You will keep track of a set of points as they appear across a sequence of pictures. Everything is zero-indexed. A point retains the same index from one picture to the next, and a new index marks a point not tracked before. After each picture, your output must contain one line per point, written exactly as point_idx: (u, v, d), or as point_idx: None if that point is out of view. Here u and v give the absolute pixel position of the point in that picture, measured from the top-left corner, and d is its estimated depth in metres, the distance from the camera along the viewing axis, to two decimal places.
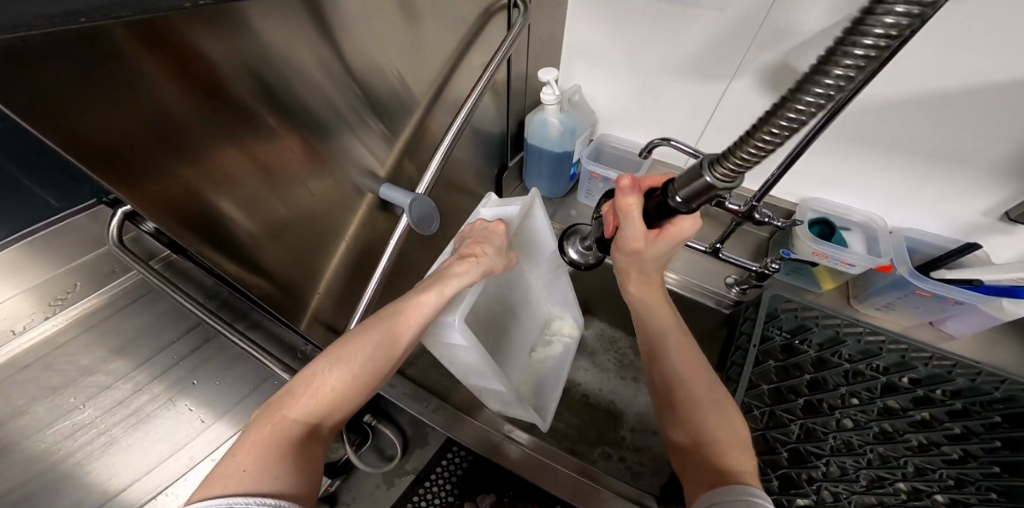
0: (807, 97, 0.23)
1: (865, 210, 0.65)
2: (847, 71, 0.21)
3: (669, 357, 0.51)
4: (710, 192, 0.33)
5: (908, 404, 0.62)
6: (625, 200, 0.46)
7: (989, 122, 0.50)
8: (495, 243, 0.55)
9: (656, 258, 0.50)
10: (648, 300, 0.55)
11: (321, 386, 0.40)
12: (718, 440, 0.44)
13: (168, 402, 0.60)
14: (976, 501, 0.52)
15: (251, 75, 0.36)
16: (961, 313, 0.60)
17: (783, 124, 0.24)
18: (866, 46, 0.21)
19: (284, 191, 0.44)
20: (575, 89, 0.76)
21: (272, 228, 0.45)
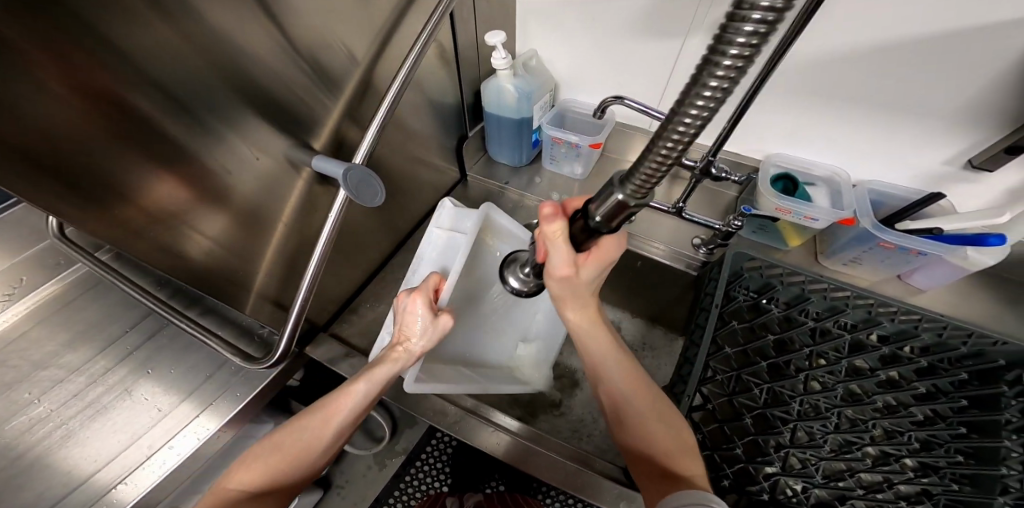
0: (698, 103, 0.22)
1: (831, 163, 0.65)
2: (718, 86, 0.21)
3: (612, 378, 0.50)
4: (625, 211, 0.32)
5: (876, 363, 0.59)
6: (550, 228, 0.42)
7: (949, 67, 0.50)
8: (416, 328, 0.50)
9: (591, 283, 0.47)
10: (590, 330, 0.51)
11: (254, 467, 0.44)
12: (664, 450, 0.46)
13: (125, 393, 0.63)
14: (946, 464, 0.51)
15: (201, 59, 0.37)
16: (927, 265, 0.59)
17: (673, 139, 0.24)
18: (731, 57, 0.20)
19: (237, 164, 0.44)
20: (531, 53, 0.74)
21: (210, 212, 0.44)
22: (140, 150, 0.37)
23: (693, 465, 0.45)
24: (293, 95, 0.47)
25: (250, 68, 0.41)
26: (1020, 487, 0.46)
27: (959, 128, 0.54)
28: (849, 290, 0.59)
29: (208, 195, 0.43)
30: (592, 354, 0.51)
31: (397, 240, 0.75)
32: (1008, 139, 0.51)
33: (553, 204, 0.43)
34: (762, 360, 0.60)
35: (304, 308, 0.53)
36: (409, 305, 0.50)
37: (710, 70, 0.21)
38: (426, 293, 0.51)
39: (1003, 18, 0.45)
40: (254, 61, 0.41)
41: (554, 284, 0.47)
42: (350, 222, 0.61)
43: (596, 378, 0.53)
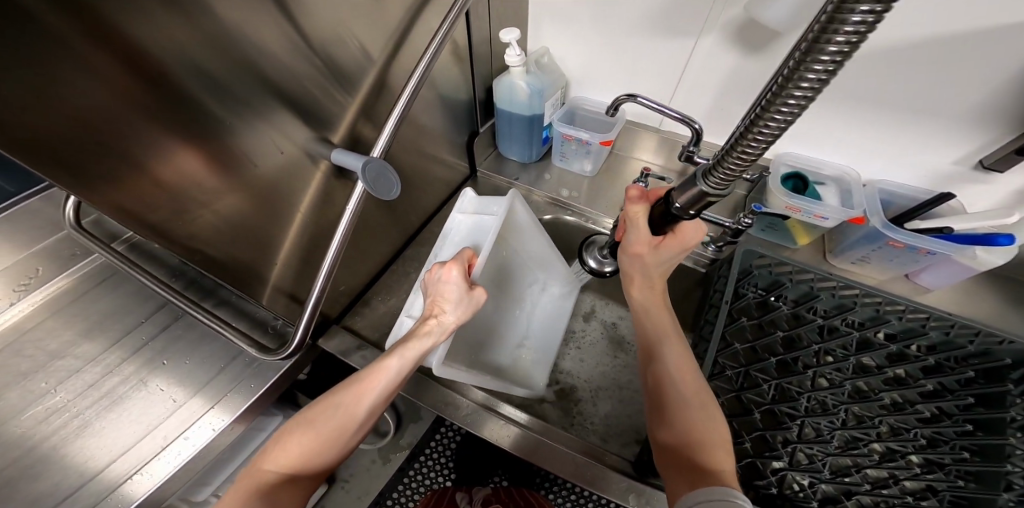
0: (782, 109, 0.28)
1: (840, 163, 0.65)
2: (804, 93, 0.27)
3: (665, 362, 0.50)
4: (703, 199, 0.40)
5: (883, 360, 0.60)
6: (633, 208, 0.54)
7: (960, 70, 0.51)
8: (451, 295, 0.52)
9: (664, 265, 0.53)
10: (650, 305, 0.55)
11: (291, 443, 0.45)
12: (706, 439, 0.43)
13: (140, 383, 0.64)
14: (951, 461, 0.51)
15: (214, 54, 0.37)
16: (935, 265, 0.60)
17: (758, 137, 0.30)
18: (816, 70, 0.26)
19: (252, 154, 0.45)
20: (543, 50, 0.75)
21: (228, 207, 0.45)
22: (155, 143, 0.37)
23: (726, 459, 0.43)
24: (313, 89, 0.47)
25: (266, 60, 0.41)
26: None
27: (970, 131, 0.55)
28: (857, 288, 0.59)
29: (222, 183, 0.43)
30: (650, 338, 0.52)
31: (407, 234, 0.76)
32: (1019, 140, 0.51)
33: (640, 189, 0.55)
34: (771, 357, 0.60)
35: (319, 300, 0.53)
36: (444, 275, 0.52)
37: (813, 57, 0.25)
38: (462, 264, 0.53)
39: (1017, 20, 0.46)
40: (269, 58, 0.42)
41: (627, 258, 0.56)
42: (363, 216, 0.62)
43: (647, 359, 0.52)
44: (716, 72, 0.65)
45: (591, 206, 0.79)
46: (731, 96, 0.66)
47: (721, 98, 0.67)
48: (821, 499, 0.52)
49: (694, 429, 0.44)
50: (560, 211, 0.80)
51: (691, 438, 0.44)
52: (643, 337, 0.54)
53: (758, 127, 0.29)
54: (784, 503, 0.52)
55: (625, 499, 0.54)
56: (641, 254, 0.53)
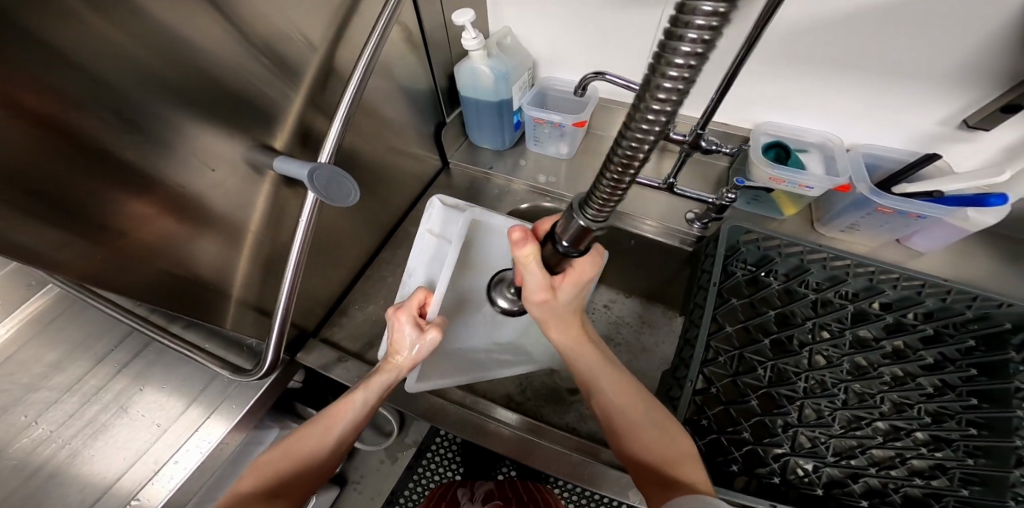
0: (639, 132, 0.24)
1: (823, 129, 0.62)
2: (658, 112, 0.22)
3: (604, 389, 0.48)
4: (589, 230, 0.34)
5: (880, 332, 0.58)
6: (521, 252, 0.44)
7: (940, 27, 0.47)
8: (405, 347, 0.49)
9: (570, 303, 0.48)
10: (570, 344, 0.50)
11: (265, 466, 0.44)
12: (668, 457, 0.43)
13: (122, 410, 0.62)
14: (958, 437, 0.50)
15: (164, 61, 0.35)
16: (926, 228, 0.58)
17: (625, 156, 0.25)
18: (667, 87, 0.21)
19: (198, 167, 0.41)
20: (505, 31, 0.70)
21: (186, 224, 0.42)
22: (97, 164, 0.33)
23: (696, 468, 0.42)
24: (249, 91, 0.44)
25: (198, 63, 0.38)
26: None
27: (953, 89, 0.51)
28: (848, 259, 0.57)
29: (171, 204, 0.40)
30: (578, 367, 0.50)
31: (382, 235, 0.73)
32: (1005, 97, 0.48)
33: (522, 229, 0.45)
34: (764, 337, 0.58)
35: (286, 316, 0.51)
36: (394, 323, 0.50)
37: (654, 86, 0.22)
38: (410, 309, 0.51)
39: None
40: (211, 60, 0.39)
41: (538, 308, 0.48)
42: (327, 221, 0.59)
43: (586, 390, 0.50)
44: None
45: (571, 190, 0.76)
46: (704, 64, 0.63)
47: (694, 67, 0.64)
48: (826, 483, 0.51)
49: (650, 449, 0.43)
50: (539, 198, 0.78)
51: (653, 456, 0.43)
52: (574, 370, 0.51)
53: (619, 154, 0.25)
54: (789, 490, 0.50)
55: (626, 495, 0.53)
56: (547, 299, 0.46)
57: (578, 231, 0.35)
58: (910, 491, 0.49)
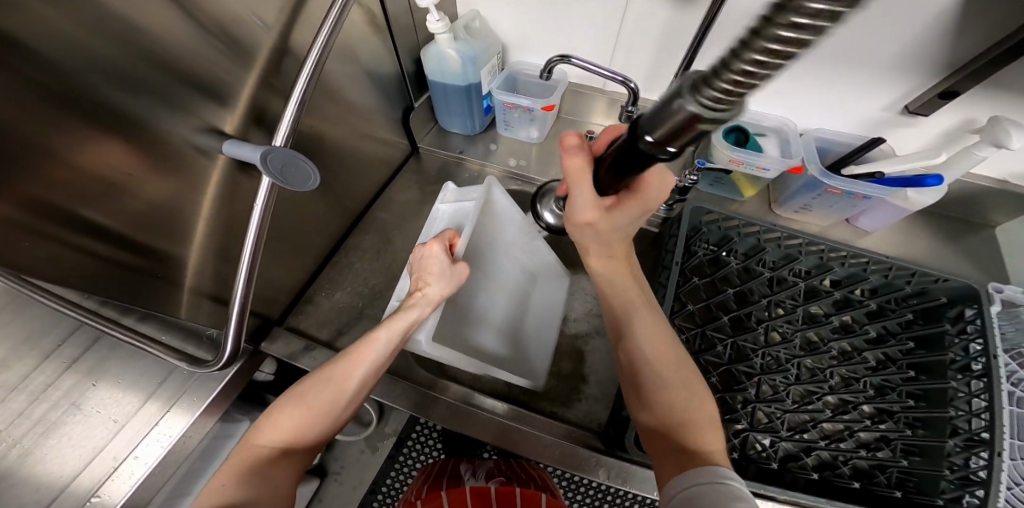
0: (708, 114, 0.20)
1: (780, 114, 0.64)
2: (733, 99, 0.19)
3: (642, 340, 0.48)
4: (670, 158, 0.30)
5: (830, 308, 0.62)
6: (572, 163, 0.45)
7: (880, 18, 0.49)
8: (436, 268, 0.53)
9: (620, 230, 0.48)
10: (613, 274, 0.51)
11: (282, 420, 0.44)
12: (686, 418, 0.43)
13: (74, 407, 0.56)
14: (899, 408, 0.53)
15: (58, 34, 0.32)
16: (874, 208, 0.61)
17: (700, 123, 0.22)
18: (736, 86, 0.18)
19: (117, 153, 0.38)
20: (473, 14, 0.69)
21: (120, 210, 0.40)
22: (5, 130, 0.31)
23: (715, 439, 0.42)
24: (192, 66, 0.42)
25: (128, 31, 0.36)
26: (968, 428, 0.48)
27: (894, 76, 0.54)
28: (802, 237, 0.60)
29: (86, 187, 0.37)
30: (619, 311, 0.50)
31: (349, 222, 0.72)
32: (942, 84, 0.52)
33: (578, 137, 0.45)
34: (724, 315, 0.61)
35: (244, 304, 0.49)
36: (427, 251, 0.53)
37: (717, 87, 0.19)
38: (443, 241, 0.55)
39: None
40: (134, 43, 0.37)
41: (588, 213, 0.46)
42: (288, 208, 0.57)
43: (618, 335, 0.50)
44: (651, 25, 0.62)
45: (542, 176, 0.77)
46: (670, 51, 0.64)
47: (656, 51, 0.65)
48: (782, 457, 0.54)
49: (684, 411, 0.44)
50: (510, 182, 0.78)
51: (684, 416, 0.43)
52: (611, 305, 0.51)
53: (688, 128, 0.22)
54: (748, 464, 0.53)
55: (595, 473, 0.55)
56: (592, 221, 0.46)
57: (651, 157, 0.32)
58: (858, 463, 0.52)
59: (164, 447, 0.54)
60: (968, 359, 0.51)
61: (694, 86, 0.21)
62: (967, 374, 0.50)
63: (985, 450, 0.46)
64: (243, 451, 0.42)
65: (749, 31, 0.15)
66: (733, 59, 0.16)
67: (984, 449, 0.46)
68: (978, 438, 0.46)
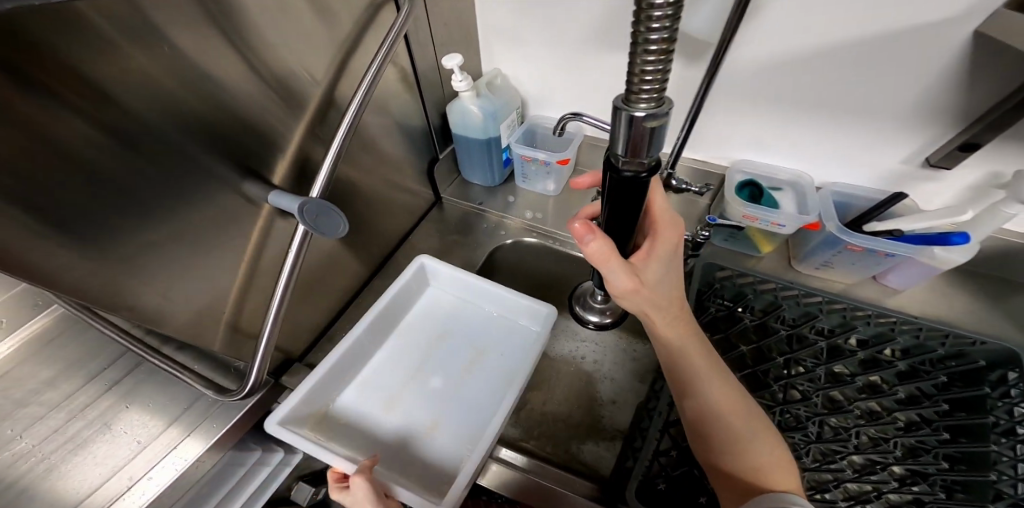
0: (647, 71, 0.27)
1: (797, 168, 0.65)
2: (657, 51, 0.26)
3: (707, 395, 0.47)
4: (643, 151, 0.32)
5: (856, 368, 0.58)
6: (593, 247, 0.43)
7: (887, 73, 0.51)
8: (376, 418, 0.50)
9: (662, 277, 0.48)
10: (685, 344, 0.48)
11: None
12: (761, 463, 0.44)
13: (105, 427, 0.59)
14: (935, 471, 0.50)
15: (150, 90, 0.38)
16: (900, 267, 0.59)
17: (645, 89, 0.28)
18: (656, 31, 0.25)
19: (174, 195, 0.42)
20: (496, 73, 0.77)
21: (173, 242, 0.44)
22: (108, 182, 0.37)
23: (786, 476, 0.44)
24: (251, 122, 0.49)
25: (215, 93, 0.43)
26: (1014, 493, 0.44)
27: (909, 130, 0.55)
28: (820, 296, 0.58)
29: (156, 236, 0.42)
30: (680, 360, 0.48)
31: (373, 266, 0.76)
32: (961, 136, 0.51)
33: (586, 223, 0.43)
34: (740, 373, 0.59)
35: (272, 338, 0.53)
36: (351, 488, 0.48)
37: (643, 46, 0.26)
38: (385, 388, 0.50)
39: (923, 20, 0.46)
40: (203, 97, 0.42)
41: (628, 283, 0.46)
42: (317, 251, 0.62)
43: (679, 390, 0.49)
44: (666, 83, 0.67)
45: (558, 228, 0.79)
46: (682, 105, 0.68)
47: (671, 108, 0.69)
48: None
49: (754, 460, 0.44)
50: (526, 233, 0.81)
51: (754, 463, 0.44)
52: (669, 361, 0.50)
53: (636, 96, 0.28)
54: None
55: None
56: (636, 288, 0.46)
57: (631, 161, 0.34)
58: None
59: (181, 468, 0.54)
60: (1013, 422, 0.47)
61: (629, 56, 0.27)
62: (1011, 438, 0.47)
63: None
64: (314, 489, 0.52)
65: (635, 36, 0.26)
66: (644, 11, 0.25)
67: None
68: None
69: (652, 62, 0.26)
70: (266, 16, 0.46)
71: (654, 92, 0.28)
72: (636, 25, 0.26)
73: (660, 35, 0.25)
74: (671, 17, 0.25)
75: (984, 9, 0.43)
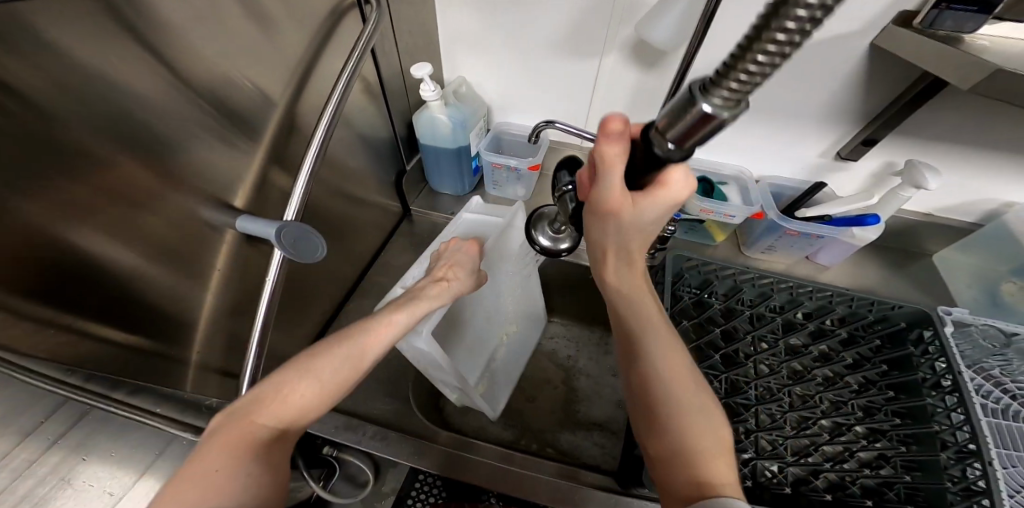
0: (759, 60, 0.19)
1: (737, 164, 0.74)
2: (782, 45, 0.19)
3: (652, 353, 0.44)
4: (703, 131, 0.24)
5: (808, 339, 0.67)
6: (609, 149, 0.36)
7: (803, 80, 0.60)
8: (467, 265, 0.58)
9: (646, 224, 0.40)
10: (633, 290, 0.46)
11: (293, 394, 0.37)
12: (703, 451, 0.40)
13: (63, 481, 0.51)
14: (890, 427, 0.57)
15: (91, 109, 0.36)
16: (827, 245, 0.69)
17: (752, 68, 0.20)
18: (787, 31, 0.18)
19: (121, 221, 0.40)
20: (461, 80, 0.79)
21: (125, 270, 0.42)
22: (49, 234, 0.36)
23: (723, 466, 0.40)
24: (210, 155, 0.47)
25: (171, 128, 0.42)
26: (955, 439, 0.52)
27: (822, 131, 0.65)
28: (771, 276, 0.67)
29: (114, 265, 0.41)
30: (633, 320, 0.46)
31: (350, 283, 0.75)
32: (863, 133, 0.62)
33: (623, 118, 0.36)
34: (716, 353, 0.66)
35: (254, 378, 0.49)
36: None
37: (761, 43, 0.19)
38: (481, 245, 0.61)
39: (834, 35, 0.55)
40: (156, 119, 0.40)
41: (646, 202, 0.37)
42: (296, 272, 0.60)
43: (630, 353, 0.45)
44: (623, 87, 0.73)
45: None
46: (635, 107, 0.76)
47: (630, 111, 0.76)
48: (793, 482, 0.56)
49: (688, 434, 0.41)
50: None
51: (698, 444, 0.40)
52: (612, 296, 0.47)
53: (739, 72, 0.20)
54: (763, 492, 0.56)
55: None
56: (620, 205, 0.38)
57: (681, 135, 0.26)
58: (865, 481, 0.55)
59: None
60: (937, 376, 0.57)
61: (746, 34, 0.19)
62: (940, 391, 0.56)
63: (977, 460, 0.49)
64: (222, 431, 0.34)
65: (757, 24, 0.19)
66: (773, 15, 0.18)
67: (976, 459, 0.49)
68: (968, 449, 0.50)
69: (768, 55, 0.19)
70: (225, 39, 0.44)
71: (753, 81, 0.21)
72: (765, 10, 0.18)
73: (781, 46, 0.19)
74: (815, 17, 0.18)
75: (878, 27, 0.52)
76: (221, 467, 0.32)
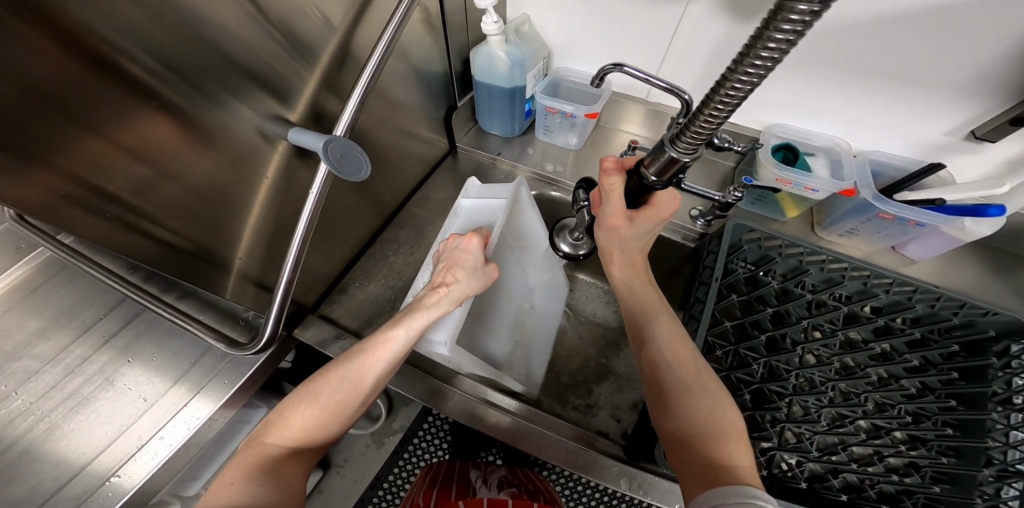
0: (740, 82, 0.28)
1: (831, 134, 0.67)
2: (756, 72, 0.27)
3: (658, 345, 0.50)
4: (673, 164, 0.39)
5: (870, 335, 0.60)
6: (607, 181, 0.48)
7: (949, 42, 0.52)
8: (468, 264, 0.56)
9: (640, 237, 0.52)
10: (632, 283, 0.55)
11: (297, 419, 0.46)
12: (713, 433, 0.44)
13: (106, 383, 0.58)
14: (934, 437, 0.53)
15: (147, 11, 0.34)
16: (925, 236, 0.60)
17: (728, 96, 0.29)
18: (762, 59, 0.26)
19: (179, 128, 0.39)
20: (523, 18, 0.73)
21: (181, 184, 0.42)
22: (107, 131, 0.35)
23: (743, 455, 0.43)
24: (264, 72, 0.45)
25: (218, 41, 0.39)
26: (1003, 459, 0.48)
27: (961, 103, 0.56)
28: (846, 262, 0.59)
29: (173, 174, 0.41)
30: (639, 313, 0.54)
31: (386, 216, 0.73)
32: (1010, 112, 0.53)
33: (615, 159, 0.48)
34: (760, 334, 0.60)
35: (288, 291, 0.50)
36: None
37: (748, 61, 0.27)
38: (481, 236, 0.58)
39: None
40: (214, 30, 0.38)
41: (615, 188, 0.48)
42: (335, 200, 0.59)
43: (640, 344, 0.53)
44: (709, 40, 0.64)
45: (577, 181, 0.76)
46: (717, 62, 0.66)
47: (709, 68, 0.67)
48: (808, 478, 0.54)
49: (703, 420, 0.45)
50: (545, 186, 0.77)
51: (703, 429, 0.44)
52: (625, 302, 0.56)
53: (714, 104, 0.30)
54: (773, 483, 0.54)
55: (617, 483, 0.55)
56: (617, 226, 0.50)
57: (660, 167, 0.40)
58: (885, 487, 0.52)
59: (178, 439, 0.55)
60: (1011, 392, 0.50)
61: (737, 55, 0.27)
62: (1008, 407, 0.49)
63: (1020, 481, 0.46)
64: (248, 448, 0.46)
65: (745, 50, 0.27)
66: (744, 58, 0.27)
67: (1019, 480, 0.46)
68: (1013, 470, 0.46)
69: (748, 76, 0.28)
70: None
71: (722, 112, 0.30)
72: (751, 38, 0.26)
73: (763, 64, 0.27)
74: (793, 37, 0.25)
75: None
76: (237, 477, 0.42)
